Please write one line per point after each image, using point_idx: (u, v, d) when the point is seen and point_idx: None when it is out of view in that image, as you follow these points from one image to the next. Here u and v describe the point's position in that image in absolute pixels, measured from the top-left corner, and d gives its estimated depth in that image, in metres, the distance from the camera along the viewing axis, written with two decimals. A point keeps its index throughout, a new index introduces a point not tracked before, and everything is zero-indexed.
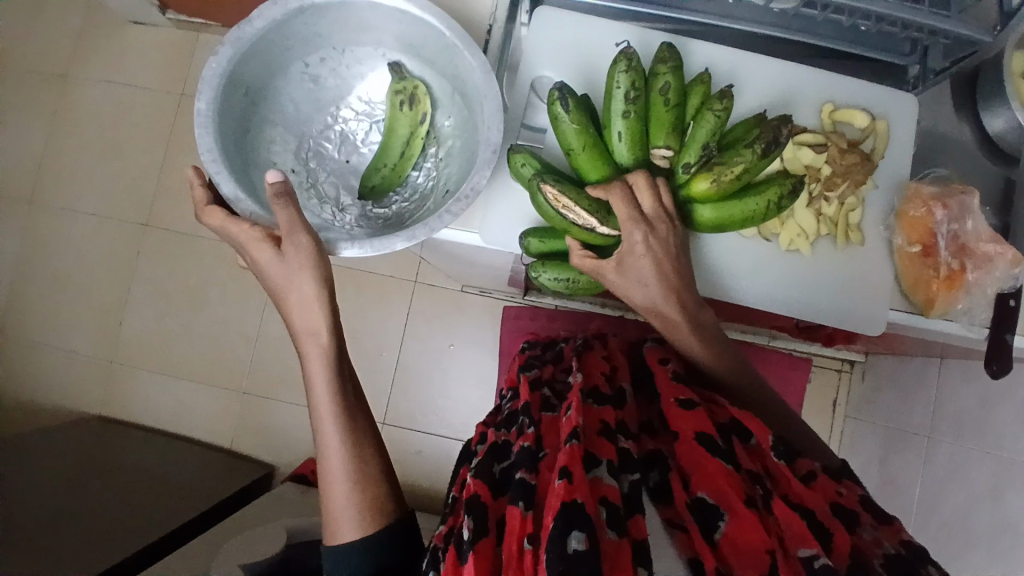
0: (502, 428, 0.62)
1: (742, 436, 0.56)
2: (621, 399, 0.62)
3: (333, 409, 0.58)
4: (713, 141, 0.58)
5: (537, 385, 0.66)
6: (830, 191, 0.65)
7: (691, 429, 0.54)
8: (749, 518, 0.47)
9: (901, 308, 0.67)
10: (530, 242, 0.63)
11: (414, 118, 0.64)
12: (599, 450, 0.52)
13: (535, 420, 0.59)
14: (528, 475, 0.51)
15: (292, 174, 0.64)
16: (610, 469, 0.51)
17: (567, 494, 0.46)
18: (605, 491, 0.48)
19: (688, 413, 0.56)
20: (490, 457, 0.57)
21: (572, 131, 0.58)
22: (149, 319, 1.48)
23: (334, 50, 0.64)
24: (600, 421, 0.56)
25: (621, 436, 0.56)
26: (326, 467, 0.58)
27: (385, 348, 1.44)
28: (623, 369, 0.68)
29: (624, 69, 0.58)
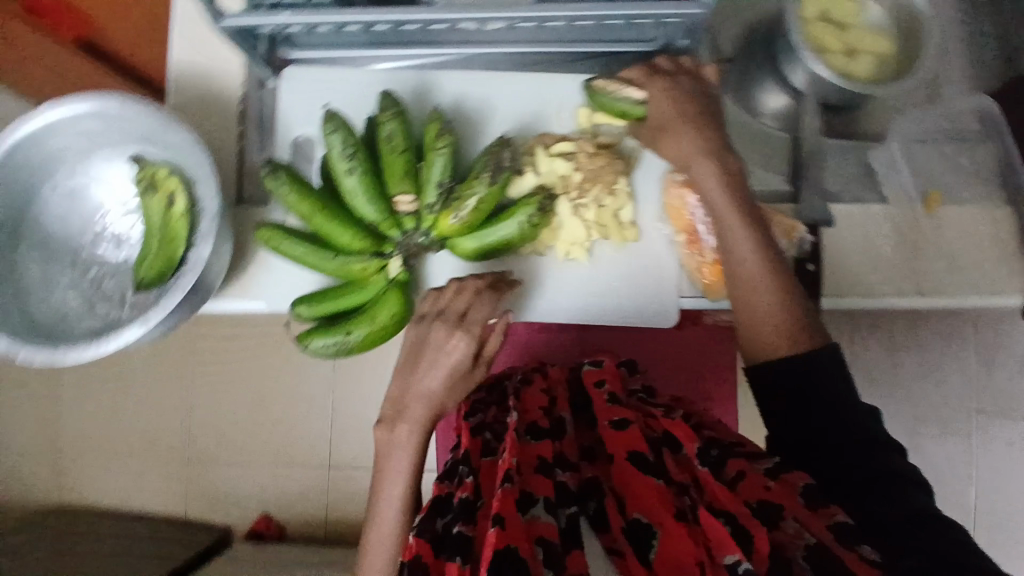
0: (445, 481, 0.57)
1: (674, 446, 0.55)
2: (560, 429, 0.61)
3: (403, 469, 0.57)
4: (447, 177, 0.60)
5: (478, 430, 0.62)
6: (586, 196, 0.64)
7: (623, 449, 0.54)
8: (677, 533, 0.46)
9: (691, 295, 0.67)
10: (301, 309, 0.63)
11: (164, 203, 0.64)
12: (537, 487, 0.51)
13: (475, 468, 0.56)
14: (466, 527, 0.49)
15: (74, 286, 0.66)
16: (547, 505, 0.49)
17: (498, 542, 0.44)
18: (540, 529, 0.47)
19: (620, 433, 0.55)
20: (433, 514, 0.53)
21: (296, 200, 0.59)
22: (86, 407, 1.52)
23: (79, 160, 0.65)
24: (536, 457, 0.54)
25: (559, 468, 0.54)
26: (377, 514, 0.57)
27: (317, 392, 1.46)
28: (563, 398, 0.66)
29: (333, 129, 0.58)
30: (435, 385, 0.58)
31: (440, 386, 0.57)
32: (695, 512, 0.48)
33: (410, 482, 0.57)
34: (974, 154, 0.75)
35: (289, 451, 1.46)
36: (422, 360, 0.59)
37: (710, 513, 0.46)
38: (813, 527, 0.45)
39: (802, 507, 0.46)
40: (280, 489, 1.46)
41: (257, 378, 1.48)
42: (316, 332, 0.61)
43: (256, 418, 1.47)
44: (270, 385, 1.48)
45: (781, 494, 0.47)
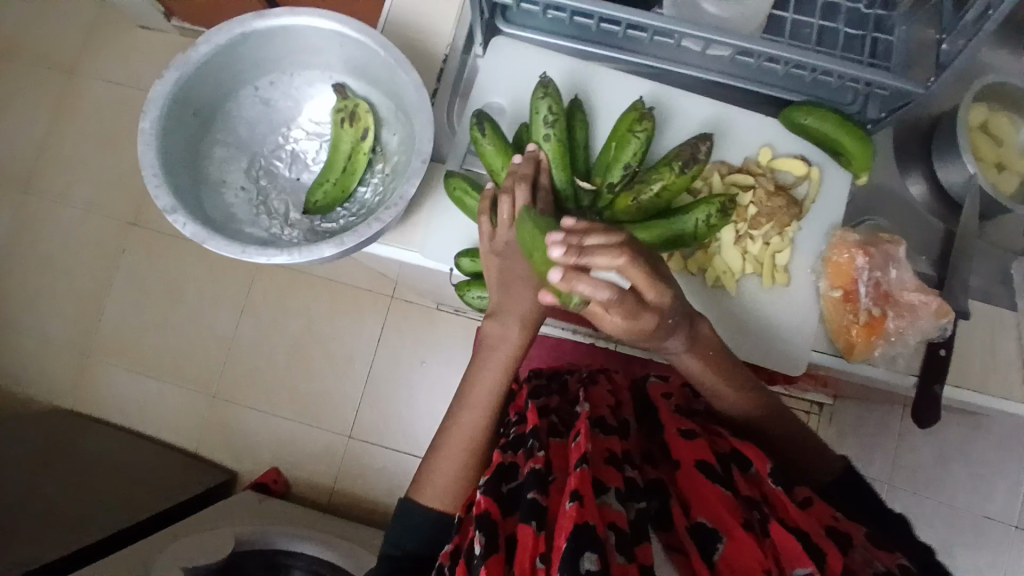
0: (508, 450, 0.62)
1: (743, 465, 0.61)
2: (625, 431, 0.67)
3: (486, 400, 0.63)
4: (636, 160, 0.63)
5: (544, 413, 0.68)
6: (754, 230, 0.67)
7: (693, 458, 0.60)
8: (746, 541, 0.52)
9: (825, 351, 0.68)
10: (463, 261, 0.65)
11: (357, 135, 0.66)
12: (607, 477, 0.57)
13: (543, 443, 0.61)
14: (539, 496, 0.54)
15: (242, 191, 0.67)
16: (617, 495, 0.55)
17: (578, 516, 0.49)
18: (613, 516, 0.53)
19: (690, 444, 0.62)
20: (499, 478, 0.58)
21: (492, 152, 0.64)
22: (127, 316, 1.51)
23: (284, 73, 0.67)
24: (607, 449, 0.61)
25: (627, 465, 0.60)
26: (450, 433, 0.63)
27: (357, 359, 1.46)
28: (625, 404, 0.74)
29: (542, 95, 0.64)
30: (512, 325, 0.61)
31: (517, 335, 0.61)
32: (765, 526, 0.54)
33: (486, 414, 0.63)
34: None
35: (314, 410, 1.45)
36: (503, 294, 0.61)
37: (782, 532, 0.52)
38: (884, 560, 0.51)
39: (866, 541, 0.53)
40: (295, 446, 1.44)
41: (304, 330, 1.48)
42: (474, 285, 0.67)
43: (291, 370, 1.47)
44: (313, 340, 1.48)
45: (846, 527, 0.55)
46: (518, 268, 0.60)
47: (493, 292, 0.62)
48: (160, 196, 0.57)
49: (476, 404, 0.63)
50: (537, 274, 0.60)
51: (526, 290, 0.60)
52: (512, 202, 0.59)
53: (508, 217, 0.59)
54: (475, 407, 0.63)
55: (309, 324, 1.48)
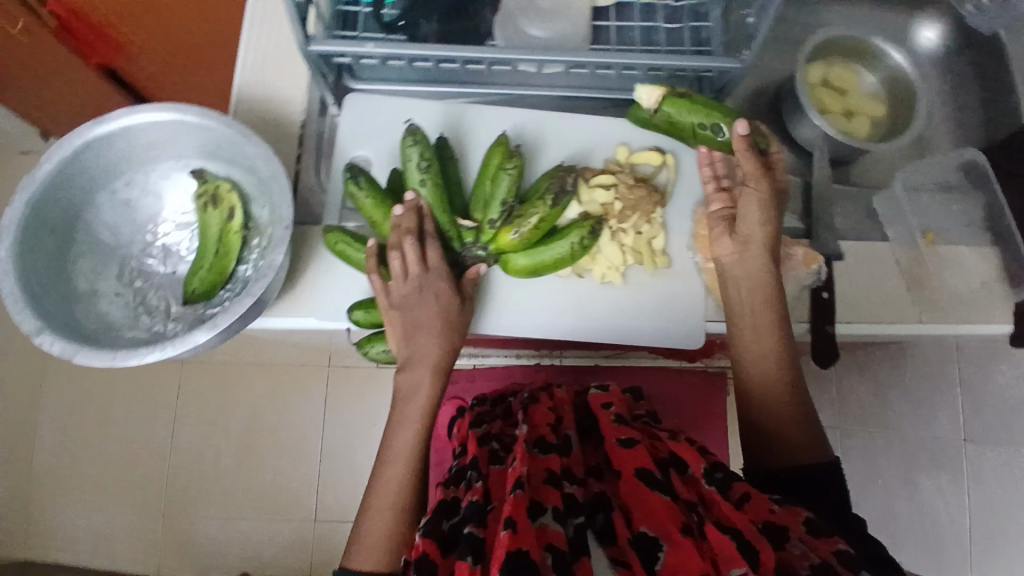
0: (449, 485, 0.60)
1: (680, 467, 0.59)
2: (567, 447, 0.65)
3: (412, 448, 0.60)
4: (512, 196, 0.64)
5: (486, 441, 0.67)
6: (624, 223, 0.70)
7: (632, 466, 0.58)
8: (686, 543, 0.49)
9: (719, 319, 0.71)
10: (357, 314, 0.64)
11: (223, 216, 0.66)
12: (545, 497, 0.54)
13: (483, 473, 0.59)
14: (476, 529, 0.51)
15: (118, 296, 0.66)
16: (556, 514, 0.53)
17: (511, 543, 0.47)
18: (551, 537, 0.50)
19: (629, 452, 0.60)
20: (439, 516, 0.55)
21: (370, 206, 0.62)
22: (56, 450, 1.42)
23: (138, 172, 0.67)
24: (546, 469, 0.58)
25: (567, 481, 0.58)
26: (380, 492, 0.59)
27: (308, 439, 1.42)
28: (568, 419, 0.70)
29: (413, 143, 0.63)
30: (417, 360, 0.61)
31: (428, 381, 0.60)
32: (703, 527, 0.52)
33: (411, 462, 0.60)
34: (963, 201, 0.83)
35: (273, 502, 1.40)
36: (411, 332, 0.61)
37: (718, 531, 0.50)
38: (819, 550, 0.48)
39: (805, 533, 0.51)
40: (259, 544, 1.37)
41: (245, 422, 1.43)
42: (376, 338, 0.65)
43: (241, 465, 1.41)
44: (258, 429, 1.43)
45: (784, 519, 0.52)
46: (416, 318, 0.61)
47: (399, 342, 0.61)
48: (26, 320, 0.56)
49: (400, 455, 0.60)
50: (435, 323, 0.61)
51: (422, 332, 0.61)
52: (407, 254, 0.60)
53: (402, 271, 0.61)
54: (400, 460, 0.60)
55: (251, 414, 1.44)
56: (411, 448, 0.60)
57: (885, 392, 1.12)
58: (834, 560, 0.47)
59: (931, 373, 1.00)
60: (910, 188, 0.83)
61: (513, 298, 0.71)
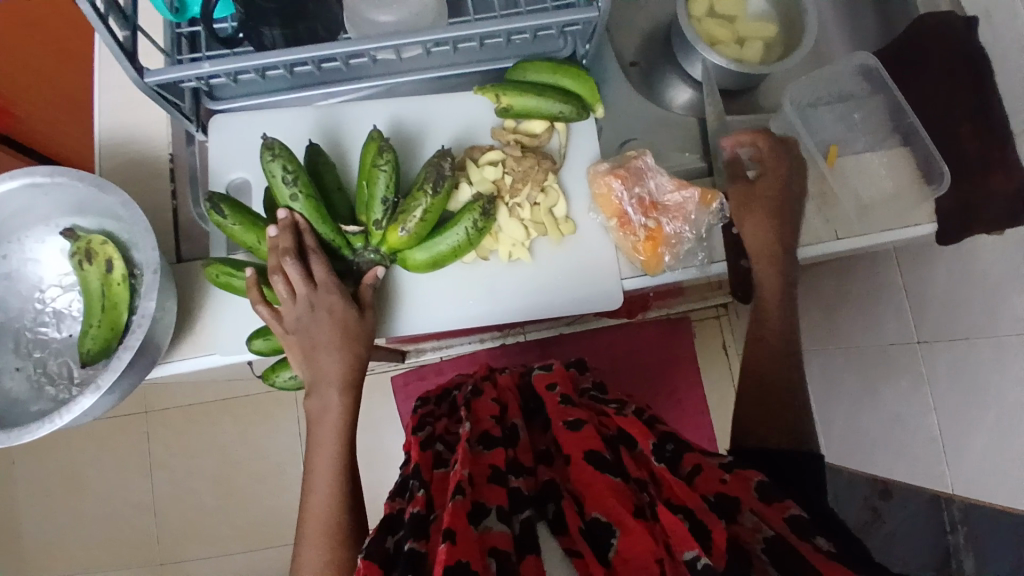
0: (396, 498, 0.58)
1: (629, 444, 0.55)
2: (511, 438, 0.59)
3: (334, 467, 0.59)
4: (392, 192, 0.63)
5: (429, 444, 0.64)
6: (517, 197, 0.68)
7: (579, 450, 0.53)
8: (637, 535, 0.45)
9: (633, 275, 0.70)
10: (256, 343, 0.62)
11: (101, 270, 0.63)
12: (488, 498, 0.49)
13: (426, 481, 0.57)
14: (417, 543, 0.48)
15: (18, 371, 0.64)
16: (501, 514, 0.48)
17: (449, 558, 0.42)
18: (494, 540, 0.46)
19: (575, 435, 0.54)
20: (381, 533, 0.52)
21: (241, 230, 0.60)
22: (38, 524, 1.40)
23: (10, 243, 0.65)
24: (489, 466, 0.53)
25: (512, 475, 0.53)
26: (311, 519, 0.57)
27: (288, 463, 1.41)
28: (513, 404, 0.65)
29: (272, 157, 0.60)
30: (323, 376, 0.60)
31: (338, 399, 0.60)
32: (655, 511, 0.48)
33: (333, 479, 0.58)
34: (865, 108, 0.79)
35: (266, 531, 1.39)
36: (315, 348, 0.60)
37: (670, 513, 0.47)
38: (769, 521, 0.47)
39: (757, 501, 0.49)
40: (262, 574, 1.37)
41: (222, 460, 1.42)
42: (280, 365, 0.64)
43: (228, 501, 1.40)
44: (236, 463, 1.42)
45: (735, 488, 0.50)
46: (312, 336, 0.60)
47: (309, 364, 0.61)
48: None
49: (325, 471, 0.58)
50: (333, 335, 0.60)
51: (318, 348, 0.60)
52: (288, 275, 0.58)
53: (290, 293, 0.59)
54: (323, 481, 0.58)
55: (227, 451, 1.42)
56: (333, 467, 0.59)
57: (834, 310, 1.12)
58: (785, 528, 0.46)
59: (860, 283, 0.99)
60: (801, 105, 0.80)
61: (421, 295, 0.69)
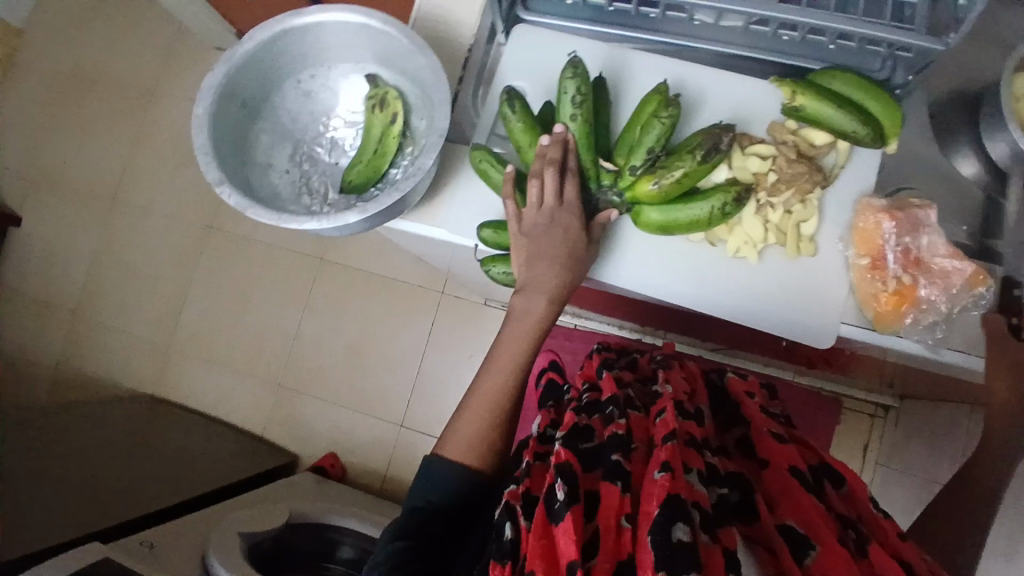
0: (583, 412, 0.62)
1: (836, 481, 0.61)
2: (701, 417, 0.64)
3: (513, 364, 0.64)
4: (659, 145, 0.62)
5: (621, 386, 0.69)
6: (774, 197, 0.66)
7: (784, 461, 0.60)
8: (843, 555, 0.50)
9: (854, 323, 0.66)
10: (486, 232, 0.68)
11: (387, 119, 0.71)
12: (692, 458, 0.56)
13: (623, 412, 0.61)
14: (623, 459, 0.55)
15: (287, 174, 0.73)
16: (701, 477, 0.54)
17: (670, 487, 0.50)
18: (698, 496, 0.52)
19: (780, 446, 0.61)
20: (576, 435, 0.58)
21: (519, 129, 0.64)
22: (204, 311, 1.64)
23: (321, 67, 0.73)
24: (688, 432, 0.59)
25: (708, 449, 0.59)
26: (480, 397, 0.64)
27: (408, 353, 1.53)
28: (702, 392, 0.69)
29: (571, 76, 0.63)
30: (531, 285, 0.63)
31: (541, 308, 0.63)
32: (862, 546, 0.53)
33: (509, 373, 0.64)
34: None
35: (369, 400, 1.53)
36: (535, 254, 0.63)
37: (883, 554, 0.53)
38: None
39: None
40: (351, 434, 1.52)
41: (359, 325, 1.56)
42: (499, 260, 0.69)
43: (351, 361, 1.55)
44: (368, 333, 1.56)
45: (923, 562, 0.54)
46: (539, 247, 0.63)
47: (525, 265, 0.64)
48: (210, 171, 0.62)
49: (501, 368, 0.64)
50: (560, 253, 0.63)
51: (541, 260, 0.63)
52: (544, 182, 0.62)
53: (538, 200, 0.63)
54: (504, 369, 0.64)
55: (365, 319, 1.56)
56: (512, 364, 0.64)
57: None
58: None
59: None
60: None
61: (635, 251, 0.70)
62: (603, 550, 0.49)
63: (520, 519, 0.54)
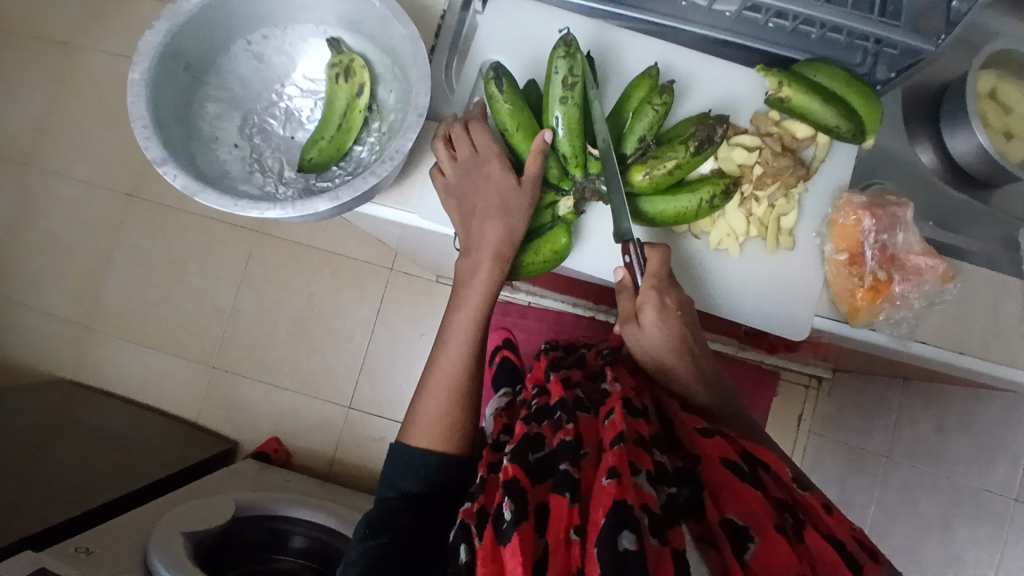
0: (531, 419, 0.59)
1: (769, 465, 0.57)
2: (648, 415, 0.60)
3: (468, 339, 0.61)
4: (650, 134, 0.60)
5: (569, 386, 0.65)
6: (760, 190, 0.65)
7: (718, 454, 0.55)
8: (781, 542, 0.48)
9: (827, 315, 0.66)
10: None
11: (351, 91, 0.64)
12: (638, 458, 0.51)
13: (573, 417, 0.57)
14: (572, 468, 0.51)
15: (236, 149, 0.65)
16: (649, 478, 0.50)
17: (618, 494, 0.47)
18: (646, 499, 0.49)
19: (711, 439, 0.57)
20: (526, 446, 0.55)
21: (505, 111, 0.59)
22: (127, 287, 1.50)
23: (276, 28, 0.65)
24: (635, 432, 0.55)
25: (656, 449, 0.54)
26: (435, 375, 0.61)
27: (356, 332, 1.46)
28: (647, 383, 0.66)
29: (563, 54, 0.58)
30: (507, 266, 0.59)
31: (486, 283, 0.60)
32: (799, 531, 0.50)
33: (468, 348, 0.61)
34: None
35: (314, 382, 1.45)
36: (475, 220, 0.60)
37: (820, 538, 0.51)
38: None
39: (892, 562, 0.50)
40: (296, 417, 1.44)
41: (303, 302, 1.48)
42: None
43: (294, 341, 1.47)
44: (313, 311, 1.47)
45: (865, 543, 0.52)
46: (472, 204, 0.60)
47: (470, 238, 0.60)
48: (151, 149, 0.54)
49: (457, 340, 0.61)
50: (492, 208, 0.58)
51: (496, 226, 0.58)
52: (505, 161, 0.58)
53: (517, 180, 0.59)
54: (457, 346, 0.61)
55: (309, 297, 1.48)
56: (468, 339, 0.61)
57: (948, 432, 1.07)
58: None
59: (996, 419, 0.94)
60: (1011, 220, 0.76)
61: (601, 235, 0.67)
62: (553, 564, 0.47)
63: (474, 539, 0.51)
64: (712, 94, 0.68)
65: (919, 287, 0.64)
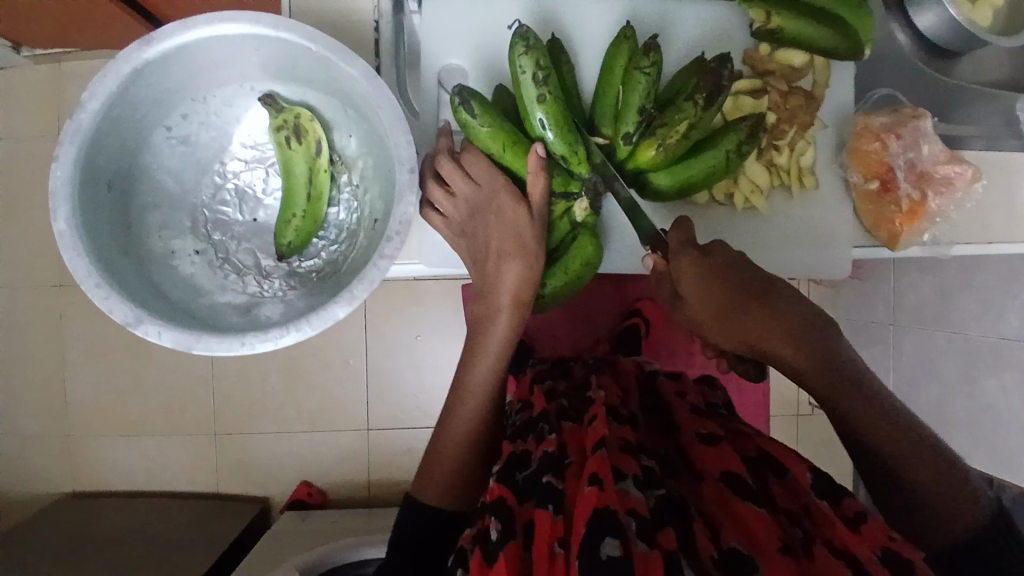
0: (518, 440, 0.55)
1: (778, 472, 0.47)
2: (637, 423, 0.54)
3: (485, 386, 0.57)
4: (648, 101, 0.52)
5: (556, 399, 0.60)
6: (779, 138, 0.61)
7: (718, 468, 0.47)
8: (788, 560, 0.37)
9: (864, 244, 0.65)
10: None
11: (309, 152, 0.55)
12: (625, 463, 0.44)
13: (558, 428, 0.53)
14: (555, 479, 0.46)
15: (198, 256, 0.57)
16: (638, 482, 0.42)
17: (597, 498, 0.40)
18: (634, 503, 0.40)
19: (713, 450, 0.49)
20: (513, 466, 0.51)
21: (486, 135, 0.52)
22: (93, 383, 1.37)
23: (195, 100, 0.55)
24: (623, 438, 0.48)
25: (645, 455, 0.47)
26: (449, 424, 0.57)
27: (350, 356, 1.39)
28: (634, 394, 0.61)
29: (524, 49, 0.50)
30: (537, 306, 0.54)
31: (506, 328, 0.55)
32: (809, 550, 0.40)
33: (491, 391, 0.57)
34: None
35: (324, 418, 1.39)
36: (489, 265, 0.55)
37: (829, 558, 0.39)
38: None
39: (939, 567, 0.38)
40: (318, 457, 1.39)
41: None
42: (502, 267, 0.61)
43: (290, 383, 1.39)
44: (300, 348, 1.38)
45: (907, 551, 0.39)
46: (487, 243, 0.55)
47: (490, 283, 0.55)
48: (116, 309, 0.45)
49: (470, 391, 0.57)
50: (514, 248, 0.54)
51: (518, 267, 0.54)
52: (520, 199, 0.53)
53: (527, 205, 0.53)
54: (475, 397, 0.57)
55: None
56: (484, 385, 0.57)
57: None
58: None
59: None
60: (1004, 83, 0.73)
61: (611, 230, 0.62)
62: None
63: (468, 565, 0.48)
64: (693, 41, 0.62)
65: (953, 196, 0.61)
